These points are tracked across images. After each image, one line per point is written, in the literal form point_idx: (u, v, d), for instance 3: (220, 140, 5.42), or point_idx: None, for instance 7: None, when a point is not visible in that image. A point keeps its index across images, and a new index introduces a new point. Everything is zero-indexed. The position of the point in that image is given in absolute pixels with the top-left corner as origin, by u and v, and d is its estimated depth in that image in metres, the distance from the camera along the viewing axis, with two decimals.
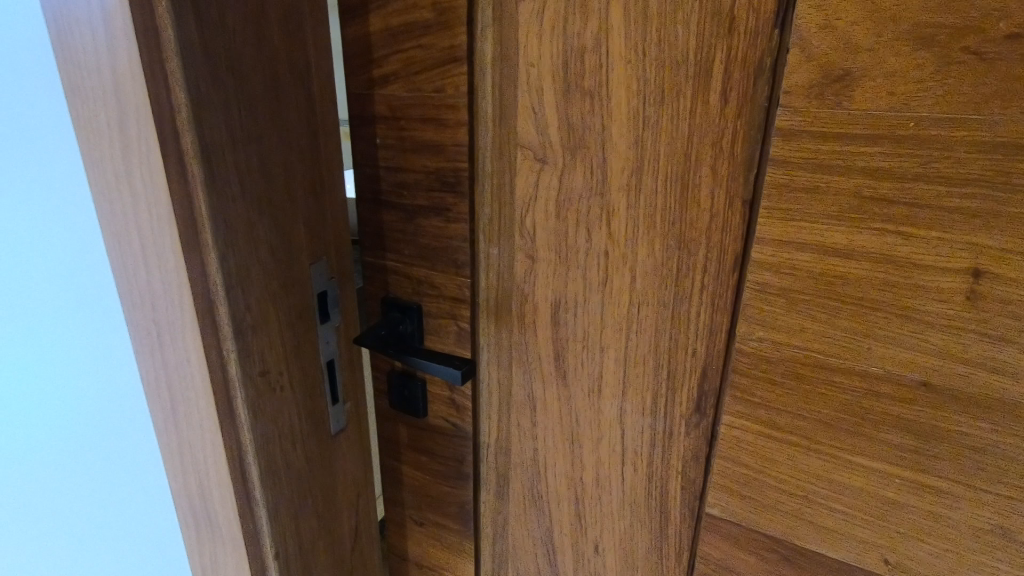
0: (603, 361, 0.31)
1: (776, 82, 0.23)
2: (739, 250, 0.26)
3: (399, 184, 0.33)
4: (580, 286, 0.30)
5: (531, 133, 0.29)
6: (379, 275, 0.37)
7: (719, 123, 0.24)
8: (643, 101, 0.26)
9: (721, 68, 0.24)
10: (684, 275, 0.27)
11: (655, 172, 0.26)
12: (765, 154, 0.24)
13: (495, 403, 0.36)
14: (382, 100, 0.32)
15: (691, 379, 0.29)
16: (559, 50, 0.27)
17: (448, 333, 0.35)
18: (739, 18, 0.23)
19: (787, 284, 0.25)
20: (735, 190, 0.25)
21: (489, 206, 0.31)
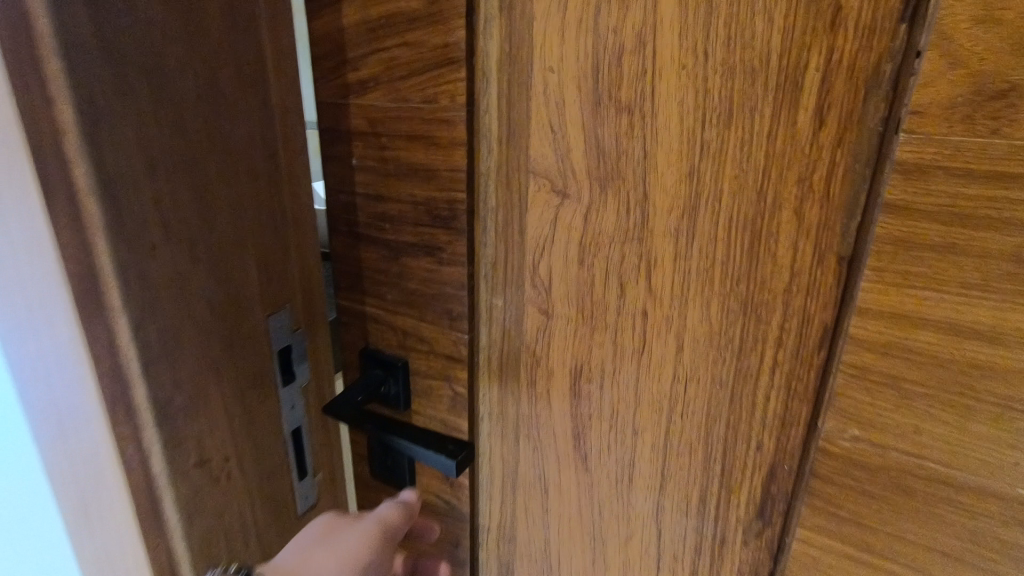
0: (636, 444, 0.24)
1: (899, 97, 0.16)
2: (830, 320, 0.19)
3: (380, 216, 0.27)
4: (609, 352, 0.23)
5: (547, 156, 0.22)
6: (354, 322, 0.30)
7: (810, 152, 0.18)
8: (703, 119, 0.19)
9: (817, 78, 0.17)
10: (749, 347, 0.21)
11: (715, 213, 0.20)
12: (876, 195, 0.17)
13: (497, 482, 0.29)
14: (358, 112, 0.25)
15: (753, 477, 0.22)
16: (588, 51, 0.20)
17: (440, 397, 0.28)
18: (848, 8, 0.16)
19: (898, 371, 0.18)
20: (827, 241, 0.18)
21: (493, 246, 0.25)
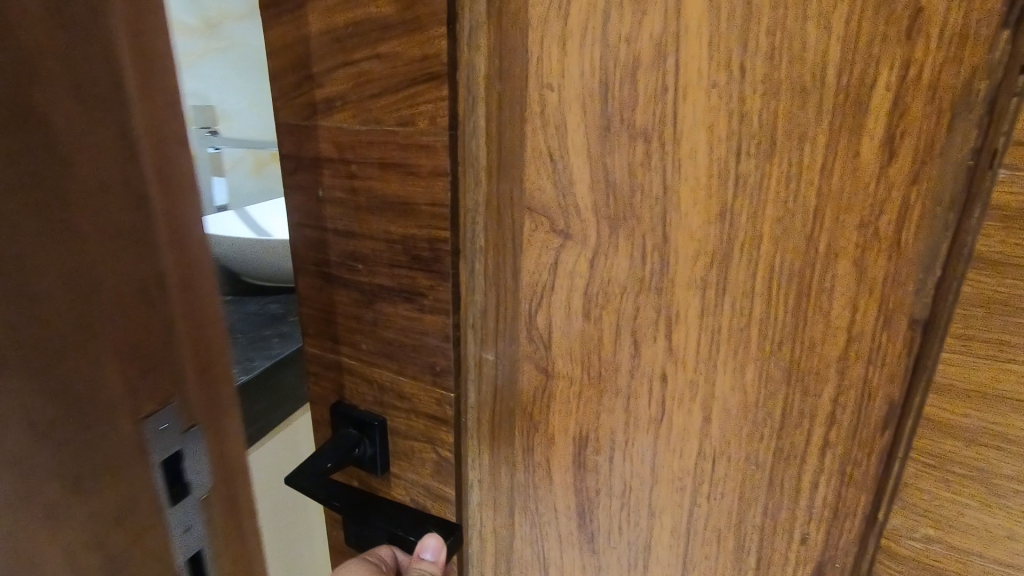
0: (652, 527, 0.20)
1: (996, 125, 0.13)
2: (898, 396, 0.15)
3: (351, 254, 0.23)
4: (621, 419, 0.20)
5: (544, 190, 0.19)
6: (323, 374, 0.26)
7: (876, 190, 0.14)
8: (738, 148, 0.15)
9: (888, 99, 0.14)
10: (794, 423, 0.17)
11: (752, 262, 0.16)
12: (963, 246, 0.14)
13: (489, 559, 0.25)
14: (324, 135, 0.21)
15: (794, 574, 0.18)
16: (595, 64, 0.17)
17: (423, 462, 0.24)
18: (930, 11, 0.13)
19: (989, 463, 0.15)
20: (896, 301, 0.15)
21: (482, 293, 0.21)
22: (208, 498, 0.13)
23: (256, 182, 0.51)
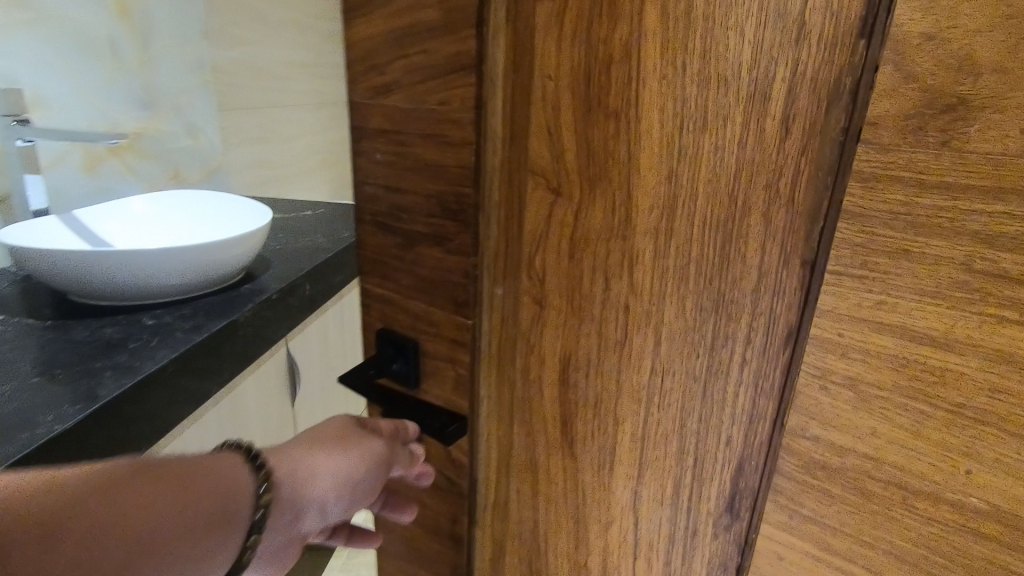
0: (611, 429, 0.26)
1: (857, 109, 0.17)
2: (793, 322, 0.20)
3: (398, 206, 0.29)
4: (596, 341, 0.25)
5: (540, 156, 0.24)
6: (372, 305, 0.32)
7: (777, 159, 0.19)
8: (682, 124, 0.20)
9: (783, 88, 0.18)
10: (720, 345, 0.22)
11: (690, 215, 0.21)
12: (836, 200, 0.18)
13: (494, 462, 0.30)
14: (381, 111, 0.27)
15: (721, 471, 0.23)
16: (580, 57, 0.22)
17: (445, 379, 0.30)
18: (810, 23, 0.17)
19: (860, 371, 0.19)
20: (793, 245, 0.19)
21: (494, 239, 0.26)
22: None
23: (87, 181, 0.65)
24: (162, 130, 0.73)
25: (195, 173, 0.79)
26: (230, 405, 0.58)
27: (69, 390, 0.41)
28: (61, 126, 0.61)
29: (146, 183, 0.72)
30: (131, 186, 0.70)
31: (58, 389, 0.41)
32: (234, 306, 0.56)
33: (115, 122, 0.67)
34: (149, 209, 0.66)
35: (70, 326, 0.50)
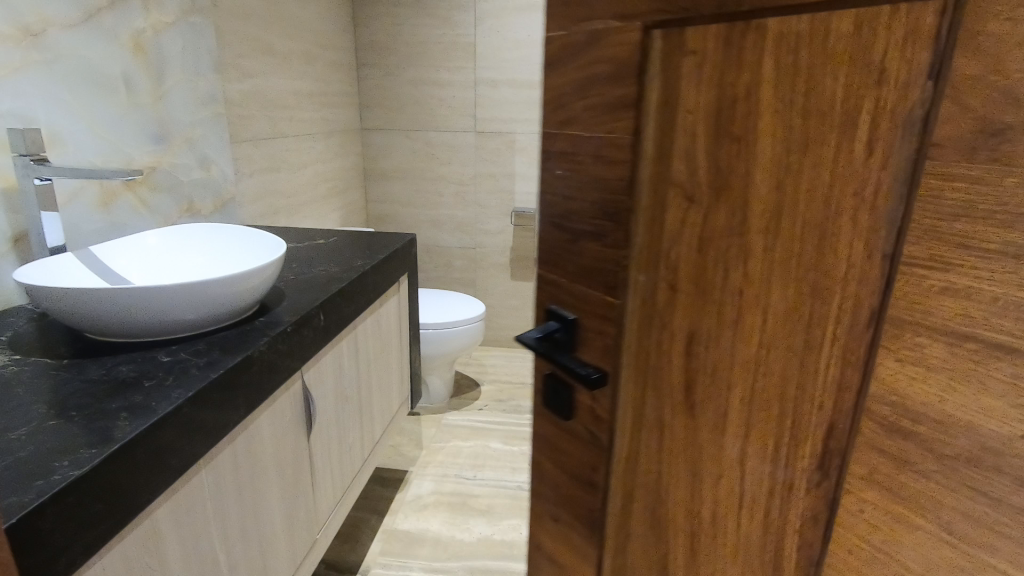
0: (743, 389, 0.32)
1: (926, 133, 0.24)
2: (877, 304, 0.26)
3: (570, 212, 0.39)
4: (716, 315, 0.32)
5: (677, 179, 0.32)
6: (546, 290, 0.44)
7: (862, 175, 0.26)
8: (787, 147, 0.28)
9: (867, 121, 0.25)
10: (818, 324, 0.29)
11: (792, 217, 0.28)
12: (909, 208, 0.25)
13: (628, 421, 0.39)
14: (564, 137, 0.38)
15: (816, 432, 0.30)
16: (714, 95, 0.30)
17: (595, 346, 0.40)
18: (889, 70, 0.24)
19: (925, 342, 0.25)
20: (874, 243, 0.26)
21: (640, 235, 0.35)
22: None
23: (94, 214, 1.00)
24: (176, 159, 1.17)
25: (206, 202, 1.26)
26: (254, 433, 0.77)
27: (76, 429, 0.57)
28: (74, 158, 0.94)
29: (155, 213, 1.12)
30: (142, 213, 1.09)
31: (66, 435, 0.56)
32: (246, 342, 0.78)
33: (131, 155, 1.06)
34: (158, 241, 1.00)
35: (81, 364, 0.71)
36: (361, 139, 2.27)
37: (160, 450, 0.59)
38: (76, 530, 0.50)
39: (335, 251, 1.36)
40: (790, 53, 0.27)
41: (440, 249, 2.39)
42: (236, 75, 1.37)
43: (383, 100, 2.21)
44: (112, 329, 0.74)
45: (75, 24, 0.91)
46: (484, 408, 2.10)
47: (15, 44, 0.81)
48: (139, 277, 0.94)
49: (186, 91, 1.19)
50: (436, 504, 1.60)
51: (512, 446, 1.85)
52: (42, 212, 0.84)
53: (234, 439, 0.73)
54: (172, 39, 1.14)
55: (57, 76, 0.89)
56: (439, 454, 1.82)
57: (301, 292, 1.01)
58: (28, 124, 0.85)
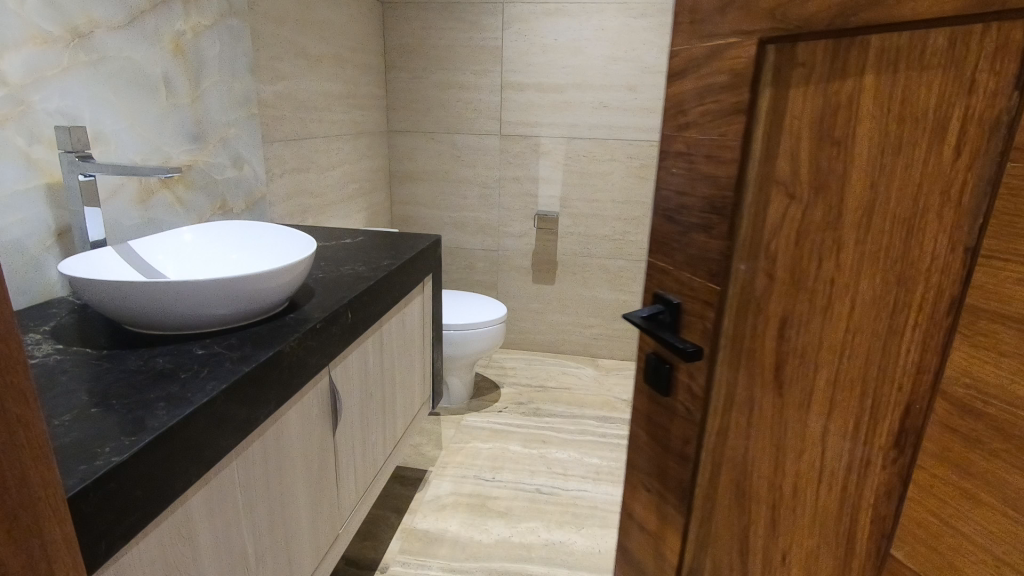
0: (835, 333, 0.51)
1: (997, 142, 0.38)
2: (966, 263, 0.40)
3: (681, 205, 0.66)
4: (816, 276, 0.52)
5: (782, 169, 0.54)
6: (666, 275, 0.70)
7: (951, 172, 0.41)
8: (881, 153, 0.46)
9: (952, 130, 0.41)
10: (908, 287, 0.45)
11: (888, 197, 0.45)
12: (989, 198, 0.39)
13: (722, 366, 0.65)
14: (681, 143, 0.65)
15: (894, 412, 0.47)
16: (817, 109, 0.50)
17: (695, 325, 0.66)
18: (971, 106, 0.39)
19: (982, 297, 0.39)
20: (958, 232, 0.41)
21: (744, 215, 0.58)
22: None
23: (133, 211, 1.24)
24: (211, 160, 1.45)
25: (240, 201, 1.58)
26: (271, 434, 0.94)
27: (112, 420, 0.71)
28: (114, 155, 1.17)
29: (188, 209, 1.39)
30: (177, 210, 1.35)
31: (113, 420, 0.71)
32: (275, 338, 0.97)
33: (167, 153, 1.30)
34: (193, 238, 1.26)
35: (121, 356, 0.88)
36: (390, 139, 2.67)
37: (193, 443, 0.74)
38: (117, 517, 0.63)
39: (364, 250, 1.60)
40: (886, 93, 0.45)
41: (465, 250, 2.82)
42: (270, 77, 1.67)
43: (410, 103, 2.61)
44: (153, 321, 0.93)
45: (120, 26, 1.14)
46: (505, 410, 2.42)
47: (65, 45, 1.03)
48: (173, 271, 1.19)
49: (222, 93, 1.47)
50: (454, 507, 1.83)
51: (529, 449, 2.14)
52: (86, 208, 1.06)
53: (267, 432, 0.92)
54: (210, 40, 1.40)
55: (103, 77, 1.12)
56: (461, 454, 2.12)
57: (328, 291, 1.22)
58: (75, 122, 1.07)
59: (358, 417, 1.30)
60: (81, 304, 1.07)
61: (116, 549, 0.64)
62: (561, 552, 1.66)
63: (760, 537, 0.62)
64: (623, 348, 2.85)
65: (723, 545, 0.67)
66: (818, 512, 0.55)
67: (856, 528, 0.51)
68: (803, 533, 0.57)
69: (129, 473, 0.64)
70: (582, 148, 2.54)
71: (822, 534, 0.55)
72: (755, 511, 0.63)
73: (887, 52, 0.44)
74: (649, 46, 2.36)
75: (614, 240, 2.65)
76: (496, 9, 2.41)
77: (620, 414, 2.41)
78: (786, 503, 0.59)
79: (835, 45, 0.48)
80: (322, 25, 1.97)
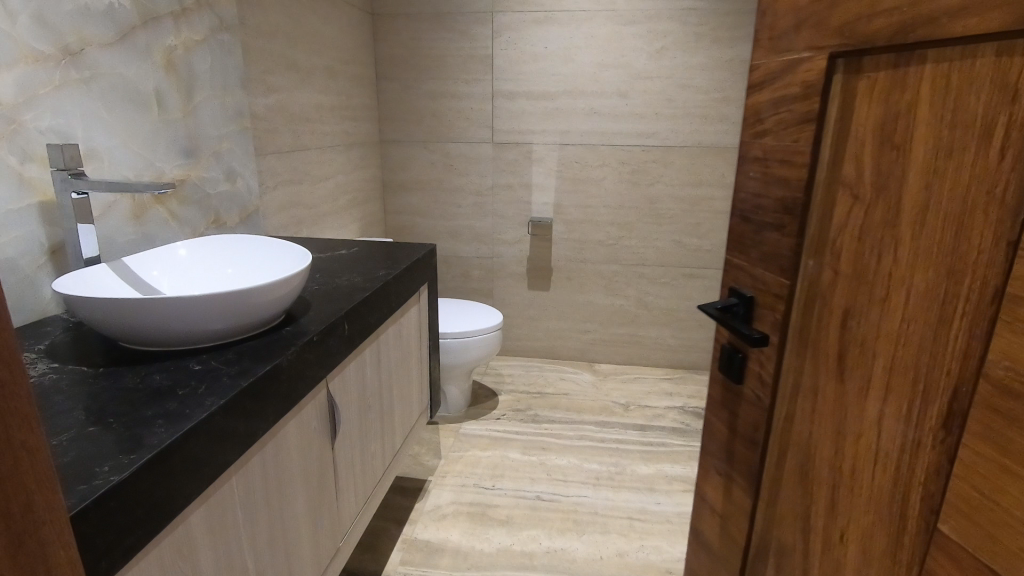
0: (891, 321, 0.60)
1: None
2: (1003, 255, 0.48)
3: (757, 206, 0.77)
4: (876, 266, 0.61)
5: (847, 173, 0.64)
6: (744, 272, 0.82)
7: (991, 176, 0.49)
8: (934, 158, 0.54)
9: (993, 141, 0.49)
10: (954, 275, 0.53)
11: (937, 198, 0.54)
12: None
13: (789, 353, 0.75)
14: (759, 149, 0.76)
15: (943, 384, 0.55)
16: (880, 120, 0.59)
17: (766, 317, 0.77)
18: (1010, 120, 0.47)
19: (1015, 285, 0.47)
20: (997, 229, 0.49)
21: (813, 215, 0.69)
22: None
23: (129, 228, 1.24)
24: (204, 175, 1.46)
25: (234, 215, 1.59)
26: (272, 446, 0.94)
27: (110, 438, 0.71)
28: (106, 172, 1.17)
29: (182, 224, 1.39)
30: (172, 224, 1.36)
31: (112, 438, 0.71)
32: (273, 352, 0.97)
33: (160, 169, 1.30)
34: (188, 252, 1.26)
35: (118, 374, 0.88)
36: (383, 150, 2.68)
37: (191, 459, 0.74)
38: (116, 536, 0.63)
39: (357, 261, 1.60)
40: (938, 107, 0.53)
41: (459, 258, 2.83)
42: (262, 91, 1.68)
43: (401, 111, 2.62)
44: (152, 338, 0.93)
45: (112, 43, 1.15)
46: (503, 418, 2.42)
47: (56, 63, 1.03)
48: (169, 286, 1.20)
49: (215, 107, 1.48)
50: (455, 516, 1.83)
51: (528, 457, 2.15)
52: (79, 226, 1.06)
53: (265, 445, 0.92)
54: (201, 55, 1.41)
55: (96, 95, 1.12)
56: (460, 463, 2.12)
57: (324, 304, 1.23)
58: (67, 139, 1.07)
59: (356, 428, 1.30)
60: (75, 322, 1.07)
61: (115, 570, 0.63)
62: (563, 559, 1.66)
63: (822, 513, 0.72)
64: (619, 353, 2.86)
65: (789, 521, 0.77)
66: (874, 478, 0.64)
67: (907, 492, 0.59)
68: (860, 510, 0.66)
69: (127, 493, 0.64)
70: (574, 154, 2.56)
71: (877, 509, 0.63)
72: (820, 480, 0.72)
73: (939, 67, 0.53)
74: (639, 52, 2.38)
75: (608, 245, 2.67)
76: (486, 19, 2.43)
77: (617, 419, 2.42)
78: (846, 482, 0.68)
79: (897, 64, 0.57)
80: (314, 37, 1.99)
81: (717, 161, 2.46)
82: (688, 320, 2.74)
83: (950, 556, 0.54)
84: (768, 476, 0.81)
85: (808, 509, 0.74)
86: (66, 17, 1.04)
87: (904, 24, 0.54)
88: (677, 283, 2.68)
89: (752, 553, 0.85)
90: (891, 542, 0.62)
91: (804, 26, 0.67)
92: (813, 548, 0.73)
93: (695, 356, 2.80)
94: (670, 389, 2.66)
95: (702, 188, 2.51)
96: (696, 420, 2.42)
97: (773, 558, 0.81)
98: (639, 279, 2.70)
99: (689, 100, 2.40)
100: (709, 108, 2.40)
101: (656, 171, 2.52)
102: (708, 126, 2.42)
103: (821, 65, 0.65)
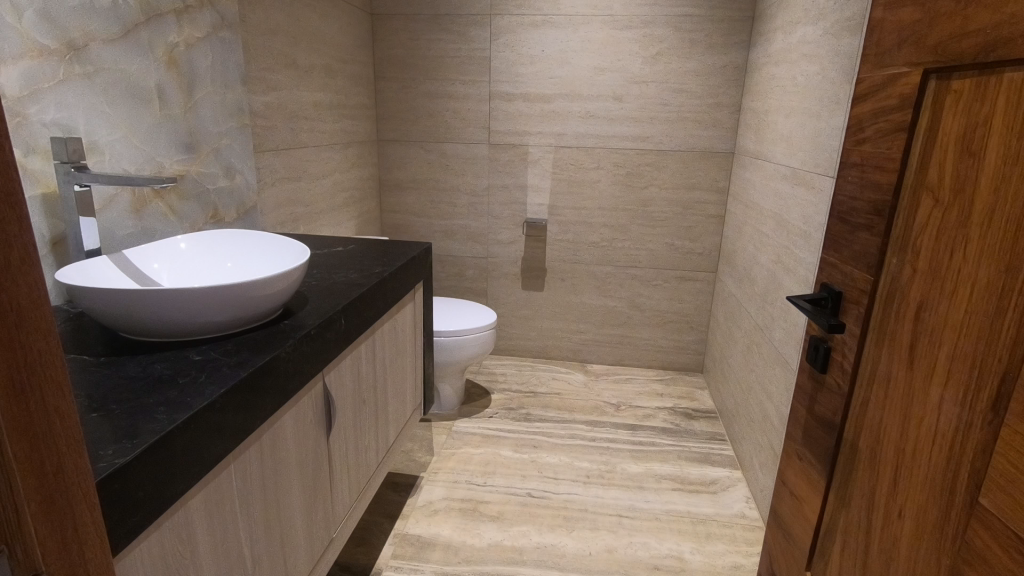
0: (956, 314, 0.73)
1: None
2: None
3: (853, 208, 0.93)
4: (947, 261, 0.74)
5: (931, 179, 0.77)
6: (837, 268, 0.97)
7: None
8: (1004, 164, 0.66)
9: None
10: (1011, 270, 0.65)
11: (1002, 200, 0.66)
12: None
13: (870, 336, 0.89)
14: (859, 154, 0.92)
15: (996, 363, 0.67)
16: (960, 127, 0.72)
17: (850, 308, 0.93)
18: None
19: None
20: None
21: (899, 215, 0.82)
22: (55, 438, 0.42)
23: (129, 225, 1.35)
24: (203, 172, 1.57)
25: (231, 211, 1.70)
26: (269, 435, 1.05)
27: (112, 425, 0.81)
28: (106, 166, 1.27)
29: (181, 219, 1.50)
30: (172, 220, 1.47)
31: (116, 422, 0.81)
32: (274, 344, 1.08)
33: (160, 164, 1.41)
34: (187, 246, 1.37)
35: (119, 362, 0.99)
36: (381, 150, 2.80)
37: (189, 449, 0.84)
38: (119, 515, 0.72)
39: (355, 258, 1.71)
40: (1011, 120, 0.65)
41: (455, 258, 2.95)
42: (261, 88, 1.78)
43: (398, 111, 2.73)
44: (152, 330, 1.04)
45: (114, 38, 1.25)
46: (496, 415, 2.54)
47: (60, 57, 1.13)
48: (168, 277, 1.31)
49: (214, 103, 1.58)
50: (446, 512, 1.94)
51: (520, 454, 2.26)
52: (80, 218, 1.16)
53: (263, 436, 1.03)
54: (202, 51, 1.52)
55: (98, 89, 1.22)
56: (452, 460, 2.23)
57: (322, 298, 1.34)
58: (70, 132, 1.17)
59: (351, 421, 1.41)
60: (75, 313, 1.19)
61: (120, 546, 0.73)
62: (552, 555, 1.76)
63: (884, 491, 0.86)
64: (610, 353, 2.99)
65: (857, 499, 0.92)
66: (933, 455, 0.77)
67: (960, 464, 0.72)
68: (916, 488, 0.79)
69: (128, 475, 0.73)
70: (570, 156, 2.68)
71: (931, 487, 0.77)
72: (887, 455, 0.86)
73: (1013, 84, 0.65)
74: (634, 57, 2.50)
75: (601, 247, 2.80)
76: (484, 21, 2.55)
77: (608, 418, 2.54)
78: (909, 462, 0.81)
79: (980, 76, 0.69)
80: (313, 35, 2.09)
81: (709, 167, 2.59)
82: (679, 321, 2.86)
83: (988, 526, 0.67)
84: (843, 459, 0.97)
85: (875, 488, 0.88)
86: (68, 13, 1.13)
87: (987, 44, 0.67)
88: (669, 285, 2.80)
89: (824, 531, 1.02)
90: (940, 515, 0.75)
91: (905, 43, 0.82)
92: (874, 523, 0.88)
93: (686, 357, 2.93)
94: (660, 390, 2.78)
95: (694, 193, 2.64)
96: (685, 420, 2.54)
97: (841, 534, 0.96)
98: (631, 281, 2.83)
99: (681, 105, 2.52)
100: (702, 113, 2.52)
101: (649, 175, 2.64)
102: (701, 131, 2.55)
103: (917, 79, 0.79)
